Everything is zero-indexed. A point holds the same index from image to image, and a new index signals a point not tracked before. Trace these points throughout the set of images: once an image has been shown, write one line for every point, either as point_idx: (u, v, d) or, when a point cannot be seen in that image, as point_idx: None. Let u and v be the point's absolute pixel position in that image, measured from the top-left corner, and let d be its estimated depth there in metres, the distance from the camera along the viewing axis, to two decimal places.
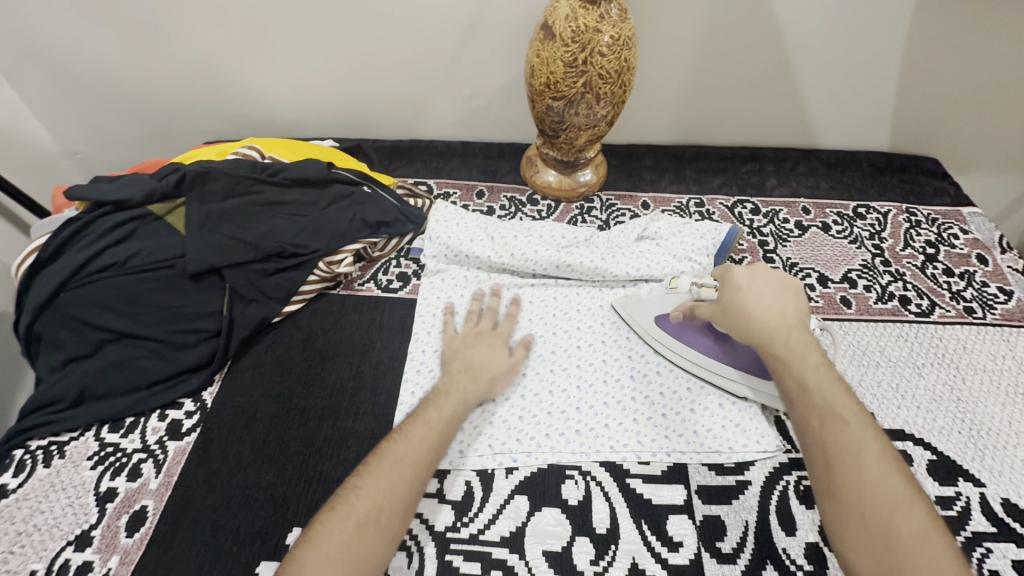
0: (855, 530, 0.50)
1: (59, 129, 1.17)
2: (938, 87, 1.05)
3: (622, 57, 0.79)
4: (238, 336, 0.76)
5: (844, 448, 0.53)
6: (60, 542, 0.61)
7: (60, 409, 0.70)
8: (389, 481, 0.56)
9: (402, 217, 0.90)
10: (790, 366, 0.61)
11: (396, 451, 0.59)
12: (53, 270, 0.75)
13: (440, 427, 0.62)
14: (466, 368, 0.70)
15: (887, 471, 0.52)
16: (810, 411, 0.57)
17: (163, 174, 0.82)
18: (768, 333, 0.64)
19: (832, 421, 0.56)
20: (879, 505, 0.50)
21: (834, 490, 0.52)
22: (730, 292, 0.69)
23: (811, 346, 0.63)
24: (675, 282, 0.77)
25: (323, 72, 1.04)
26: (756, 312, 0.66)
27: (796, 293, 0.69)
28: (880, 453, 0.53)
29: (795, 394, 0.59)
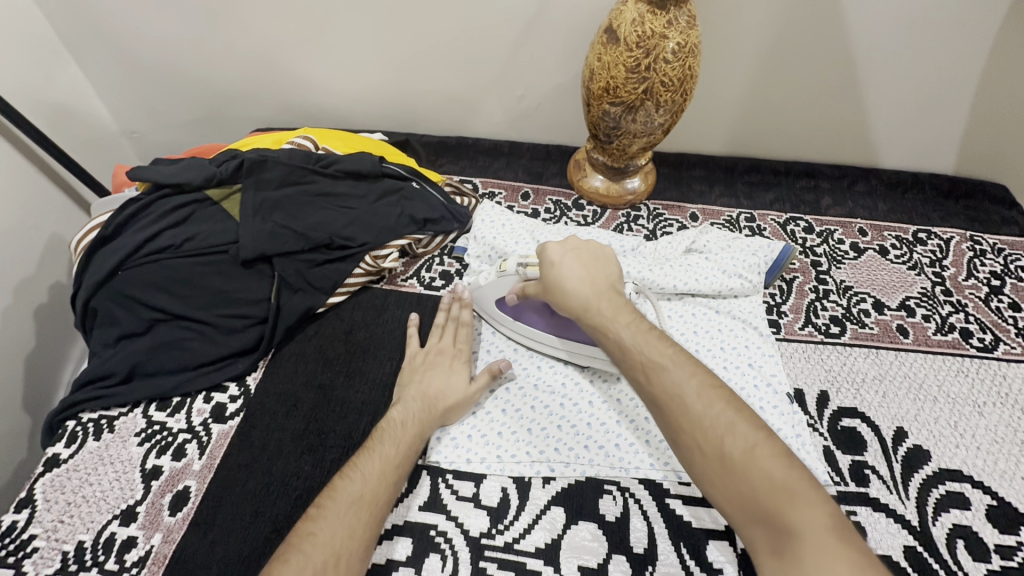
0: (700, 467, 0.49)
1: (120, 110, 1.21)
2: (1014, 112, 0.99)
3: (686, 65, 0.77)
4: (284, 324, 0.77)
5: (670, 397, 0.53)
6: (107, 515, 0.62)
7: (111, 384, 0.71)
8: (346, 525, 0.54)
9: (448, 215, 0.89)
10: (607, 329, 0.60)
11: (351, 490, 0.57)
12: (111, 248, 0.77)
13: (398, 461, 0.61)
14: (422, 396, 0.68)
15: (710, 402, 0.51)
16: (636, 368, 0.56)
17: (220, 160, 0.83)
18: (582, 306, 0.63)
19: (654, 371, 0.55)
20: (709, 433, 0.49)
21: (675, 441, 0.52)
22: (547, 271, 0.66)
23: (622, 307, 0.61)
24: (504, 264, 0.73)
25: (376, 65, 1.04)
26: (569, 284, 0.64)
27: (607, 258, 0.68)
28: (699, 390, 0.52)
29: (618, 354, 0.58)
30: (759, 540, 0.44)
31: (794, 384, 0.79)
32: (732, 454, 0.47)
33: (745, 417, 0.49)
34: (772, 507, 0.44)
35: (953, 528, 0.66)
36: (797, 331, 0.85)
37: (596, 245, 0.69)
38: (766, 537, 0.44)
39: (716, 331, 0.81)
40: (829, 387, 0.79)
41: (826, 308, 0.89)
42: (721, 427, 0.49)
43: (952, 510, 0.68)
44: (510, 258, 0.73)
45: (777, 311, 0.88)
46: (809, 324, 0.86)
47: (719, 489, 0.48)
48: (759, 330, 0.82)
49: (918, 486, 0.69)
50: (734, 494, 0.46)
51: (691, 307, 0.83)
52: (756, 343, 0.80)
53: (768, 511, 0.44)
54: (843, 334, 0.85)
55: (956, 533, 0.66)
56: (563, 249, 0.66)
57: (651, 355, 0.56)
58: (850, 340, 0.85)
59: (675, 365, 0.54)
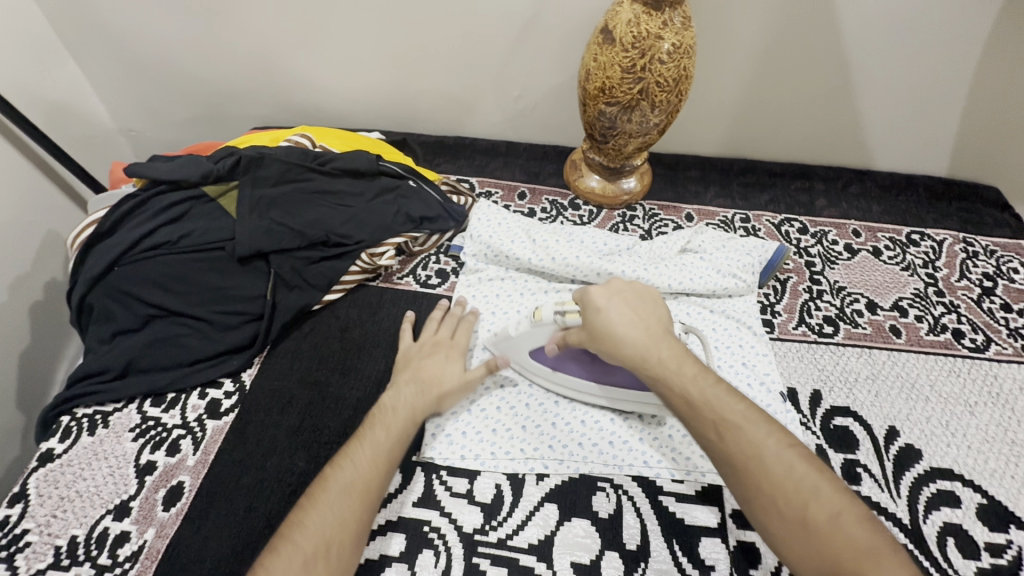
0: (780, 529, 0.49)
1: (118, 107, 1.21)
2: (1006, 114, 1.00)
3: (681, 65, 0.78)
4: (279, 320, 0.77)
5: (749, 459, 0.52)
6: (101, 510, 0.62)
7: (106, 379, 0.71)
8: (336, 514, 0.54)
9: (444, 214, 0.90)
10: (672, 381, 0.58)
11: (342, 478, 0.57)
12: (107, 244, 0.77)
13: (388, 447, 0.60)
14: (416, 382, 0.68)
15: (790, 463, 0.51)
16: (707, 425, 0.55)
17: (218, 157, 0.84)
18: (639, 355, 0.60)
19: (727, 430, 0.53)
20: (793, 497, 0.49)
21: (752, 502, 0.51)
22: (593, 319, 0.62)
23: (682, 356, 0.59)
24: (539, 313, 0.67)
25: (374, 64, 1.05)
26: (622, 332, 0.60)
27: (654, 300, 0.65)
28: (779, 451, 0.52)
29: (684, 409, 0.56)
30: None
31: (787, 383, 0.80)
32: (816, 518, 0.48)
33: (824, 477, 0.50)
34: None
35: (944, 526, 0.67)
36: (790, 330, 0.86)
37: (637, 285, 0.66)
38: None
39: (710, 331, 0.81)
40: (822, 386, 0.80)
41: (820, 308, 0.89)
42: (805, 491, 0.49)
43: (943, 508, 0.68)
44: (545, 305, 0.67)
45: (771, 311, 0.88)
46: (802, 323, 0.87)
47: (801, 552, 0.48)
48: (753, 329, 0.82)
49: (909, 484, 0.70)
50: (818, 561, 0.47)
51: (686, 306, 0.83)
52: (750, 342, 0.80)
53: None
54: (836, 333, 0.86)
55: (946, 531, 0.67)
56: (609, 295, 0.62)
57: (722, 412, 0.54)
58: (843, 340, 0.85)
59: (750, 424, 0.54)
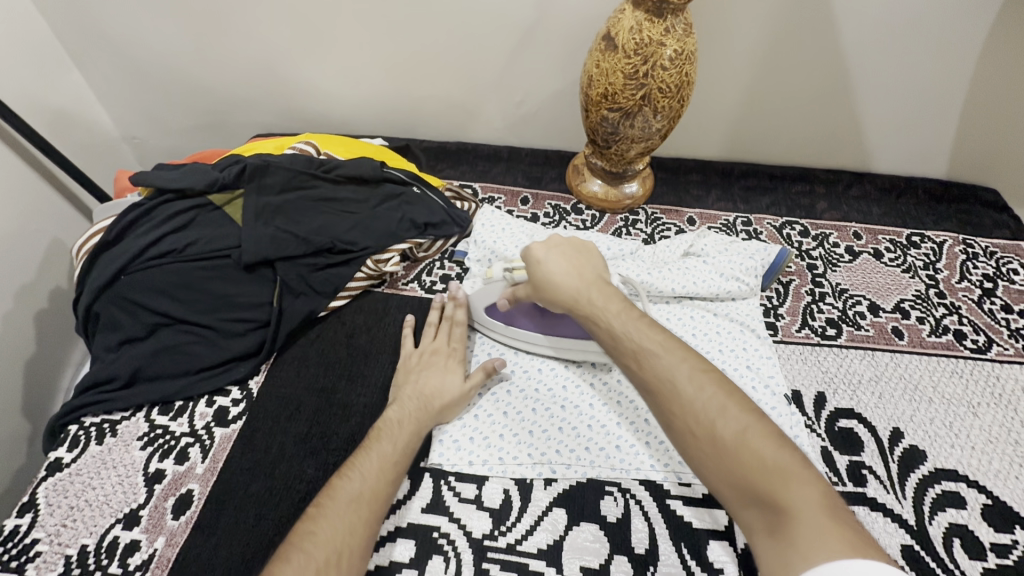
0: (693, 450, 0.50)
1: (121, 116, 1.21)
2: (1003, 115, 1.01)
3: (683, 72, 0.78)
4: (286, 327, 0.77)
5: (661, 383, 0.54)
6: (110, 519, 0.62)
7: (113, 388, 0.71)
8: (346, 522, 0.55)
9: (448, 219, 0.90)
10: (600, 318, 0.62)
11: (352, 488, 0.58)
12: (114, 253, 0.77)
13: (395, 458, 0.62)
14: (417, 395, 0.69)
15: (702, 387, 0.52)
16: (627, 355, 0.58)
17: (223, 165, 0.84)
18: (572, 298, 0.64)
19: (645, 358, 0.57)
20: (701, 418, 0.51)
21: (668, 425, 0.53)
22: (534, 269, 0.68)
23: (612, 296, 0.63)
24: (490, 272, 0.76)
25: (377, 71, 1.05)
26: (558, 279, 0.66)
27: (587, 249, 0.70)
28: (691, 375, 0.53)
29: (609, 342, 0.61)
30: (756, 520, 0.46)
31: (792, 386, 0.80)
32: (725, 438, 0.49)
33: (734, 400, 0.51)
34: (766, 487, 0.45)
35: (949, 527, 0.67)
36: (794, 333, 0.86)
37: (577, 240, 0.72)
38: (764, 517, 0.45)
39: (715, 335, 0.82)
40: (827, 388, 0.80)
41: (823, 311, 0.90)
42: (713, 414, 0.51)
43: (948, 509, 0.69)
44: (496, 265, 0.76)
45: (774, 314, 0.89)
46: (805, 326, 0.87)
47: (715, 473, 0.49)
48: (757, 332, 0.83)
49: (914, 485, 0.70)
50: (728, 475, 0.48)
51: (690, 310, 0.84)
52: (755, 346, 0.81)
53: (763, 492, 0.46)
54: (839, 336, 0.87)
55: (952, 532, 0.67)
56: (547, 248, 0.68)
57: (641, 342, 0.58)
58: (846, 342, 0.86)
59: (665, 351, 0.56)
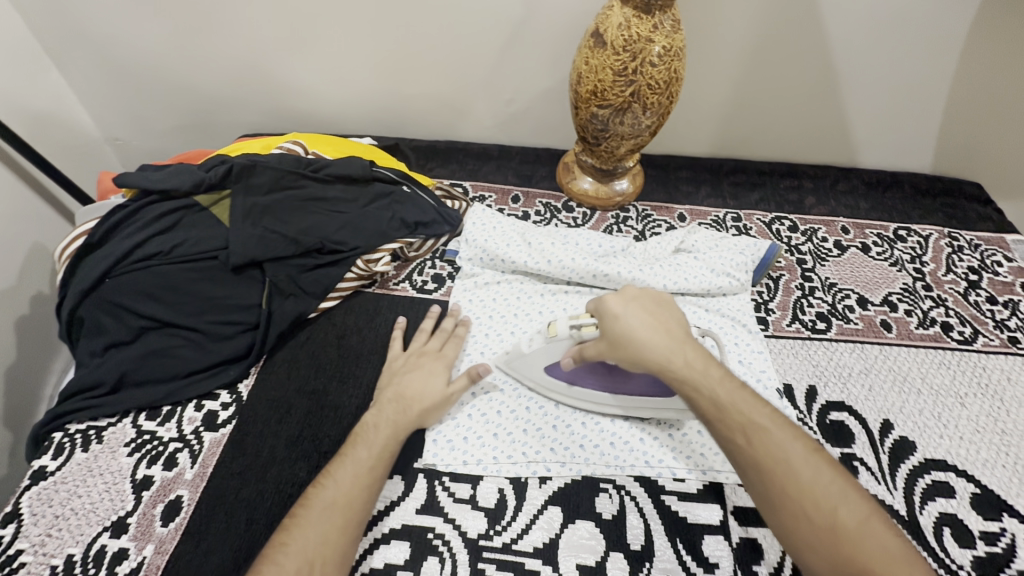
0: (808, 536, 0.50)
1: (103, 116, 1.19)
2: (985, 110, 1.02)
3: (672, 68, 0.78)
4: (275, 329, 0.76)
5: (777, 462, 0.53)
6: (97, 528, 0.61)
7: (98, 394, 0.70)
8: (319, 532, 0.55)
9: (439, 218, 0.89)
10: (698, 385, 0.59)
11: (325, 496, 0.57)
12: (97, 256, 0.76)
13: (371, 463, 0.61)
14: (396, 398, 0.67)
15: (817, 471, 0.53)
16: (733, 429, 0.56)
17: (210, 166, 0.83)
18: (665, 360, 0.60)
19: (756, 434, 0.55)
20: (823, 503, 0.51)
21: (780, 506, 0.52)
22: (612, 326, 0.63)
23: (706, 359, 0.61)
24: (553, 328, 0.67)
25: (364, 69, 1.04)
26: (641, 335, 0.61)
27: (665, 302, 0.66)
28: (805, 457, 0.53)
29: (710, 412, 0.57)
30: None
31: (783, 379, 0.81)
32: (847, 525, 0.50)
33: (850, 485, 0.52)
34: None
35: (940, 516, 0.68)
36: (785, 327, 0.87)
37: (651, 291, 0.68)
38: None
39: (706, 330, 0.82)
40: (817, 381, 0.81)
41: (812, 305, 0.90)
42: (834, 499, 0.51)
43: (938, 499, 0.69)
44: (559, 321, 0.66)
45: (764, 309, 0.89)
46: (796, 320, 0.88)
47: (825, 558, 0.49)
48: (748, 327, 0.83)
49: (905, 476, 0.71)
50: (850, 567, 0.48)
51: (681, 306, 0.84)
52: (746, 341, 0.81)
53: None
54: (829, 329, 0.87)
55: (942, 521, 0.68)
56: (625, 301, 0.64)
57: (750, 416, 0.56)
58: (836, 336, 0.86)
59: (777, 428, 0.56)
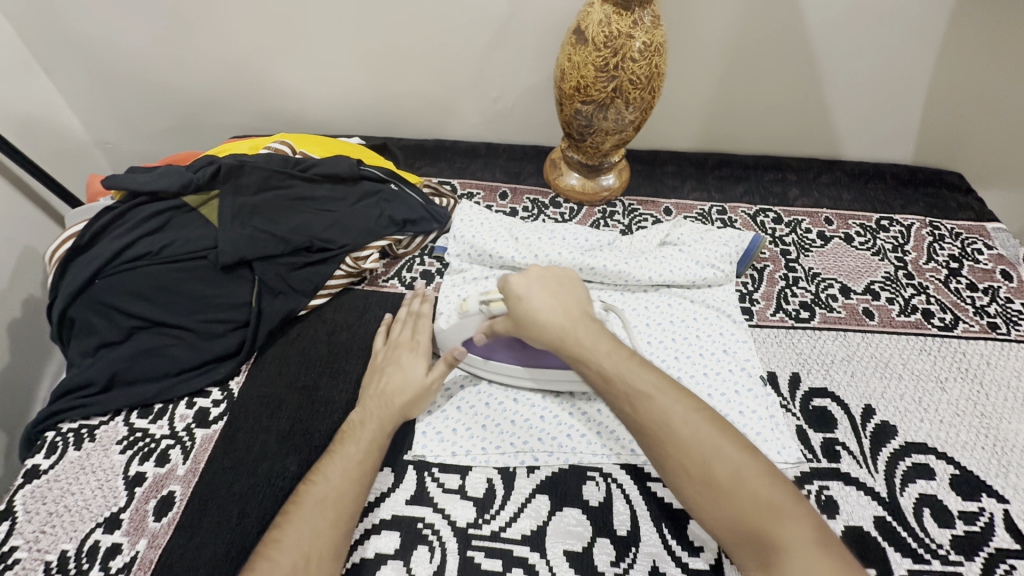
0: (692, 492, 0.52)
1: (92, 119, 1.19)
2: (963, 101, 1.04)
3: (653, 63, 0.80)
4: (265, 327, 0.77)
5: (659, 426, 0.55)
6: (90, 524, 0.62)
7: (90, 393, 0.71)
8: (312, 527, 0.56)
9: (427, 216, 0.91)
10: (588, 359, 0.61)
11: (317, 491, 0.59)
12: (87, 258, 0.77)
13: (360, 457, 0.62)
14: (379, 394, 0.68)
15: (697, 429, 0.54)
16: (620, 397, 0.58)
17: (198, 166, 0.84)
18: (560, 336, 0.62)
19: (640, 401, 0.57)
20: (698, 460, 0.53)
21: (667, 468, 0.54)
22: (516, 306, 0.65)
23: (599, 333, 0.62)
24: (466, 304, 0.71)
25: (352, 70, 1.05)
26: (543, 317, 0.63)
27: (570, 282, 0.68)
28: (688, 419, 0.55)
29: (600, 383, 0.60)
30: (753, 562, 0.49)
31: (767, 367, 0.82)
32: (722, 479, 0.51)
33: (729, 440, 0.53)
34: (763, 528, 0.49)
35: (919, 497, 0.70)
36: (768, 317, 0.88)
37: (559, 270, 0.69)
38: (754, 552, 0.49)
39: (692, 321, 0.83)
40: (801, 368, 0.82)
41: (796, 294, 0.92)
42: (711, 455, 0.53)
43: (918, 481, 0.71)
44: (471, 296, 0.71)
45: (749, 299, 0.91)
46: (780, 310, 0.89)
47: (715, 514, 0.51)
48: (733, 318, 0.84)
49: (886, 459, 0.73)
50: (731, 519, 0.50)
51: (667, 298, 0.85)
52: (730, 331, 0.82)
53: (755, 529, 0.49)
54: (812, 318, 0.89)
55: (922, 502, 0.69)
56: (528, 281, 0.66)
57: (635, 385, 0.58)
58: (819, 324, 0.88)
59: (660, 394, 0.57)
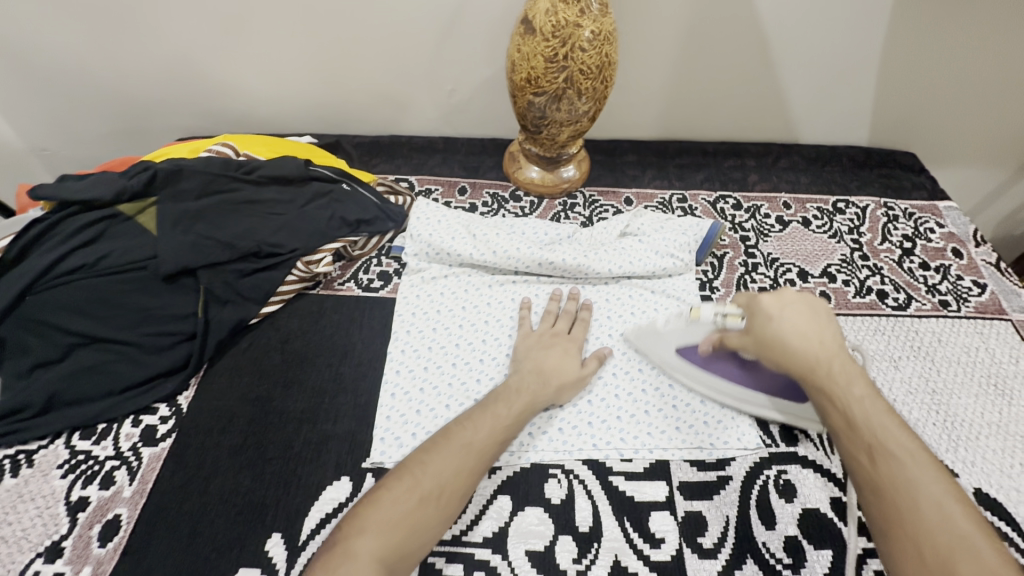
0: (919, 571, 0.48)
1: (24, 125, 1.12)
2: (912, 81, 1.06)
3: (603, 52, 0.78)
4: (213, 338, 0.74)
5: (900, 487, 0.52)
6: (30, 554, 0.59)
7: (27, 416, 0.67)
8: (455, 463, 0.59)
9: (382, 215, 0.88)
10: (836, 396, 0.59)
11: (465, 436, 0.61)
12: (16, 273, 0.73)
13: (507, 422, 0.64)
14: (536, 370, 0.70)
15: (949, 514, 0.50)
16: (859, 449, 0.56)
17: (133, 172, 0.80)
18: (809, 368, 0.61)
19: (883, 457, 0.54)
20: (941, 547, 0.48)
21: (889, 533, 0.51)
22: (762, 325, 0.65)
23: (855, 374, 0.60)
24: (698, 312, 0.71)
25: (297, 65, 1.02)
26: (795, 343, 0.62)
27: (826, 314, 0.65)
28: (943, 499, 0.51)
29: (842, 426, 0.58)
30: None
31: None
32: None
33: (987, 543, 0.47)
34: None
35: None
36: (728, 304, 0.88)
37: (812, 298, 0.67)
38: None
39: (652, 312, 0.83)
40: None
41: (755, 281, 0.92)
42: (957, 549, 0.48)
43: None
44: (706, 306, 0.71)
45: (709, 287, 0.91)
46: None
47: None
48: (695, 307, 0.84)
49: None
50: None
51: (628, 289, 0.85)
52: None
53: None
54: None
55: None
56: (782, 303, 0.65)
57: (883, 439, 0.55)
58: None
59: (912, 459, 0.53)
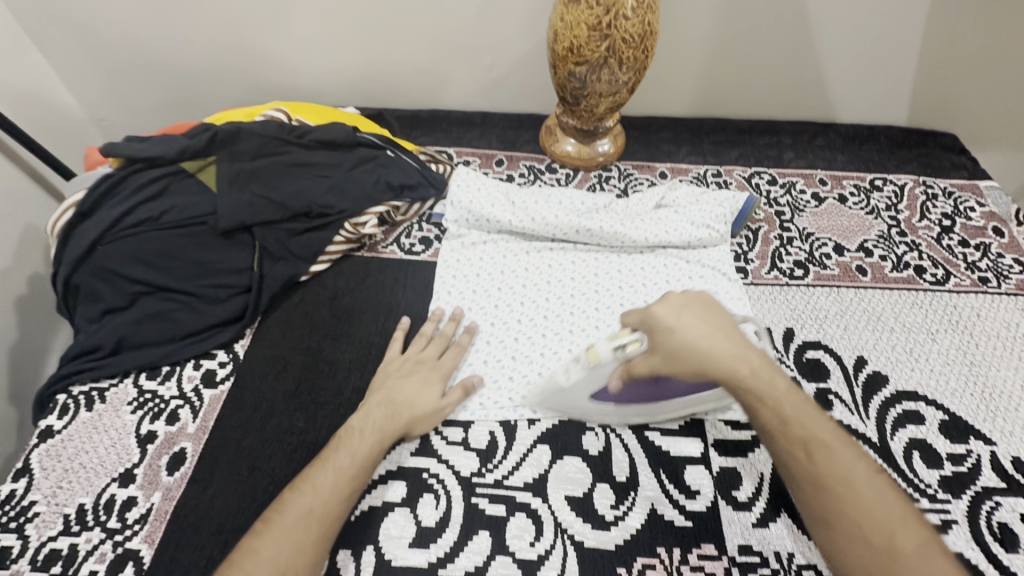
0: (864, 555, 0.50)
1: (86, 94, 1.18)
2: (956, 58, 1.04)
3: (645, 21, 0.80)
4: (268, 291, 0.78)
5: (837, 476, 0.53)
6: (105, 479, 0.64)
7: (98, 357, 0.72)
8: (292, 541, 0.55)
9: (424, 181, 0.91)
10: (764, 398, 0.57)
11: (301, 504, 0.57)
12: (89, 225, 0.78)
13: (351, 472, 0.60)
14: (387, 402, 0.67)
15: (879, 490, 0.53)
16: (795, 443, 0.55)
17: (194, 133, 0.84)
18: (733, 371, 0.57)
19: (818, 450, 0.54)
20: (879, 526, 0.51)
21: (828, 520, 0.53)
22: (665, 339, 0.57)
23: (773, 368, 0.58)
24: (593, 355, 0.61)
25: (344, 39, 1.05)
26: (705, 347, 0.57)
27: (722, 315, 0.60)
28: (866, 475, 0.54)
29: (775, 425, 0.56)
30: None
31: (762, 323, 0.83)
32: (904, 550, 0.50)
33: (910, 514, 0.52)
34: None
35: (910, 441, 0.72)
36: (763, 275, 0.89)
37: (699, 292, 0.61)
38: None
39: (687, 281, 0.84)
40: (795, 323, 0.84)
41: (790, 253, 0.93)
42: (893, 519, 0.51)
43: (908, 426, 0.73)
44: (599, 346, 0.60)
45: (744, 259, 0.92)
46: (774, 268, 0.91)
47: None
48: (729, 277, 0.85)
49: (878, 406, 0.75)
50: None
51: (663, 258, 0.86)
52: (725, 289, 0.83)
53: None
54: (807, 276, 0.90)
55: (912, 445, 0.72)
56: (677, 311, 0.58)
57: (812, 431, 0.56)
58: (813, 281, 0.89)
59: (839, 445, 0.55)
